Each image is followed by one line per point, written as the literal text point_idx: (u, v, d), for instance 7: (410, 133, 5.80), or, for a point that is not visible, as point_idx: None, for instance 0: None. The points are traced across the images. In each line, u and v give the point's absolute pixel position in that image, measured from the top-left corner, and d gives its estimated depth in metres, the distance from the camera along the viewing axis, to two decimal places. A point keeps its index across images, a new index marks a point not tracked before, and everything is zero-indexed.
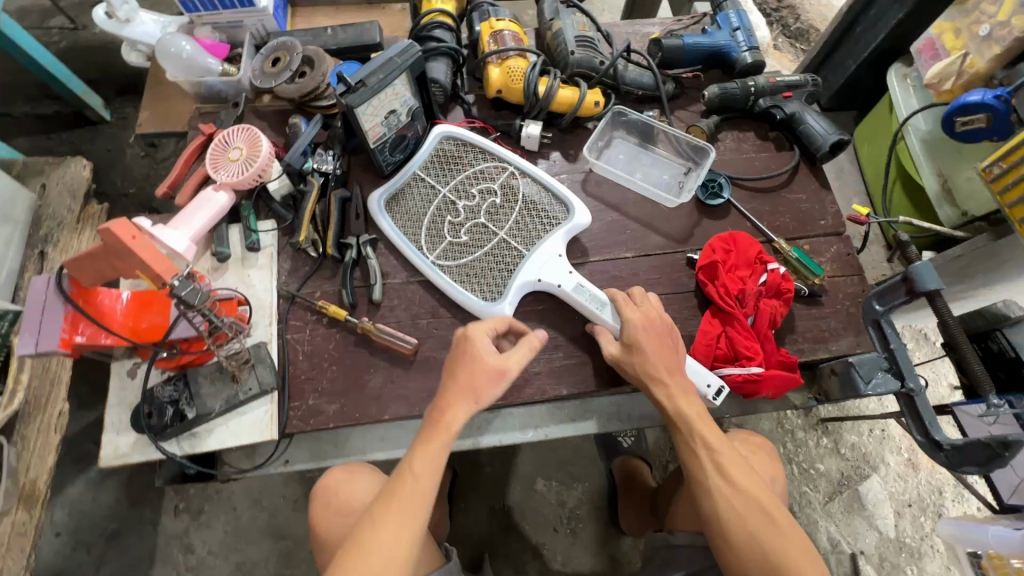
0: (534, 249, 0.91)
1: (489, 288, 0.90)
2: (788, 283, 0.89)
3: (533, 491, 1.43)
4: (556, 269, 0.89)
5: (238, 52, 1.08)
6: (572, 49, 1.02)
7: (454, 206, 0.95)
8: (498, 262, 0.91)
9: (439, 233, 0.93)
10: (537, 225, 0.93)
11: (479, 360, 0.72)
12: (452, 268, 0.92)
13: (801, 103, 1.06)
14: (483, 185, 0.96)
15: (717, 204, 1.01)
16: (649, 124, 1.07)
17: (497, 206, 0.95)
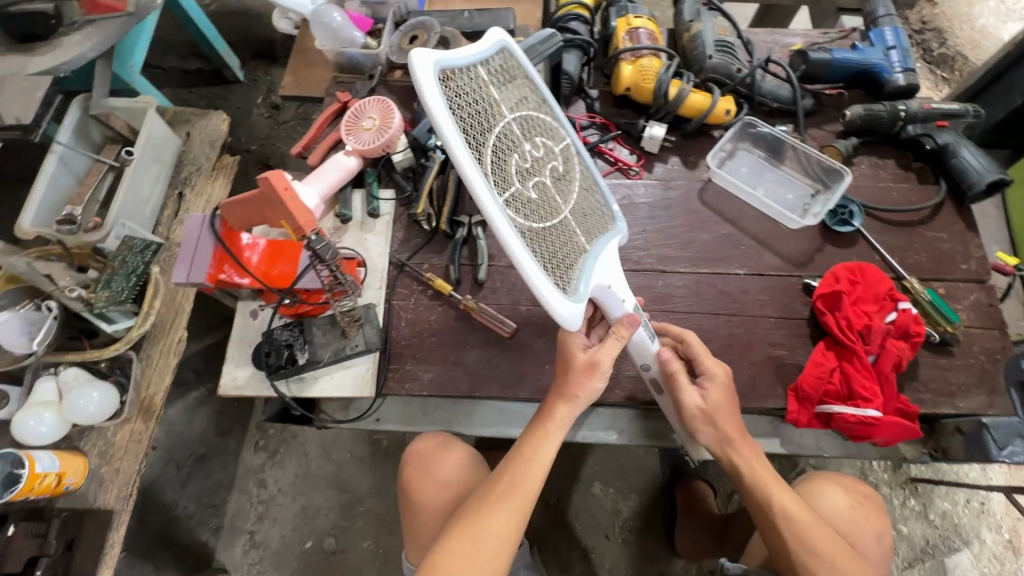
0: (596, 249, 0.72)
1: (557, 274, 0.65)
2: (921, 330, 0.82)
3: (588, 494, 1.42)
4: (619, 280, 0.73)
5: (379, 28, 1.14)
6: (710, 53, 1.00)
7: (525, 147, 0.66)
8: (559, 242, 0.67)
9: (506, 176, 0.62)
10: (591, 210, 0.75)
11: (596, 375, 0.72)
12: (524, 223, 0.62)
13: (957, 134, 0.97)
14: (544, 138, 0.70)
15: (845, 231, 0.95)
16: (779, 138, 1.02)
17: (560, 179, 0.71)
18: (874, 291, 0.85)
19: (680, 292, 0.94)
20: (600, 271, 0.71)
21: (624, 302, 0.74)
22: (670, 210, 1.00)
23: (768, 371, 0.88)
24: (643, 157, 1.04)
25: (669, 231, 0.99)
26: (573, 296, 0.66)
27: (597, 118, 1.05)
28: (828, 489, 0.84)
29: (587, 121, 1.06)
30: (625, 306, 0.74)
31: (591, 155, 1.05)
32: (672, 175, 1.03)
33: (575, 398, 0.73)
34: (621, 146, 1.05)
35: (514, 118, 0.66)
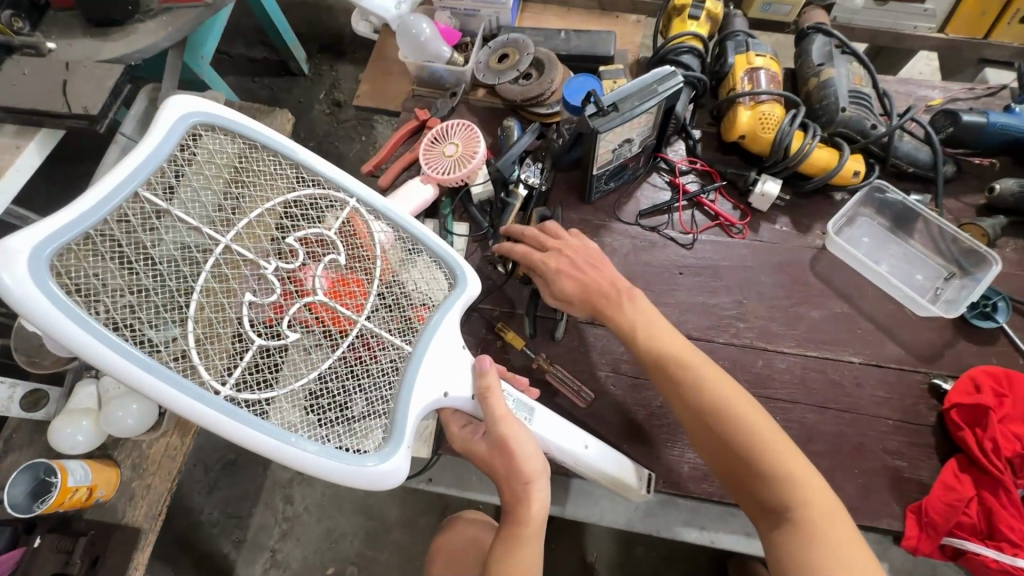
0: (421, 344, 0.57)
1: (360, 430, 0.52)
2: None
3: (630, 556, 1.32)
4: (456, 369, 0.59)
5: (467, 42, 1.05)
6: (844, 105, 0.87)
7: (259, 270, 0.48)
8: (371, 378, 0.54)
9: (238, 340, 0.46)
10: (413, 306, 0.59)
11: (512, 458, 0.63)
12: (285, 406, 0.49)
13: None
14: (310, 227, 0.52)
15: (986, 327, 0.82)
16: (913, 210, 0.89)
17: (339, 273, 0.53)
18: None
19: (782, 375, 0.82)
20: (431, 388, 0.57)
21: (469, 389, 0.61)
22: (776, 279, 0.89)
23: (883, 484, 0.76)
24: (747, 213, 0.93)
25: (774, 303, 0.87)
26: (388, 447, 0.52)
27: (699, 164, 0.95)
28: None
29: (687, 166, 0.95)
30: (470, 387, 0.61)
31: (689, 205, 0.94)
32: (781, 239, 0.91)
33: (531, 481, 0.65)
34: (724, 199, 0.94)
35: (246, 220, 0.48)
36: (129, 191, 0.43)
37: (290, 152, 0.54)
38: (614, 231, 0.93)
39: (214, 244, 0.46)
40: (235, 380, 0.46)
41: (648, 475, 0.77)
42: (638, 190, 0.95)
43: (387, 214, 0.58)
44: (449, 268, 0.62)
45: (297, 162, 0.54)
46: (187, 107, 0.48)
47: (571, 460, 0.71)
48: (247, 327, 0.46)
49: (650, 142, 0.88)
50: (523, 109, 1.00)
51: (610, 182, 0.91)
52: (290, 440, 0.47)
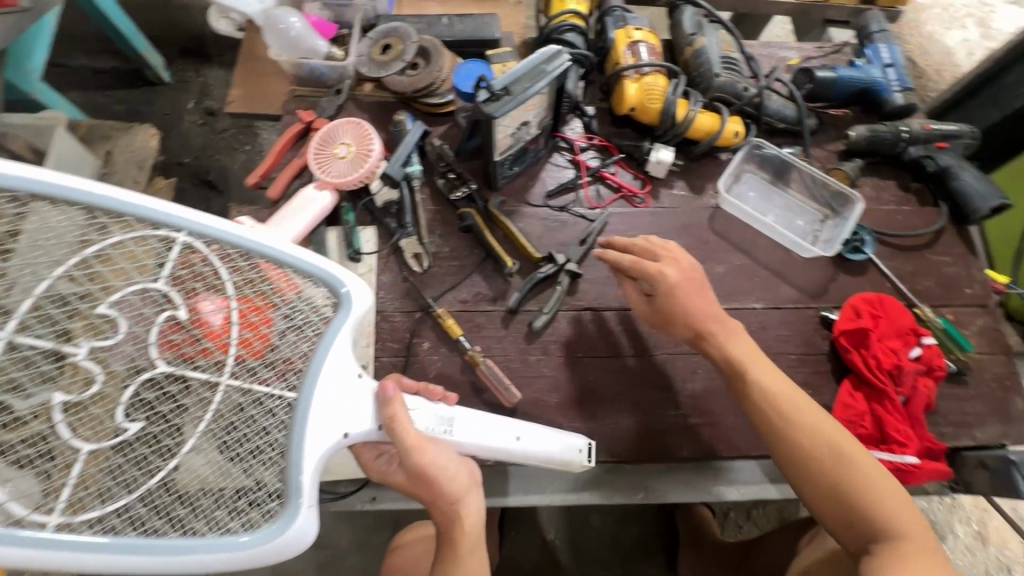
0: (309, 386, 0.55)
1: (248, 507, 0.51)
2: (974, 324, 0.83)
3: (587, 525, 1.37)
4: (357, 403, 0.59)
5: (345, 34, 0.99)
6: (718, 71, 0.93)
7: (68, 360, 0.41)
8: (246, 444, 0.51)
9: (60, 456, 0.42)
10: (290, 344, 0.55)
11: (434, 483, 0.64)
12: (141, 512, 0.46)
13: (956, 157, 0.97)
14: (131, 285, 0.45)
15: (857, 259, 0.92)
16: (786, 162, 0.97)
17: (185, 334, 0.47)
18: (898, 325, 0.83)
19: None
20: (324, 433, 0.56)
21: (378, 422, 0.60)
22: (681, 241, 0.93)
23: None
24: (647, 182, 0.96)
25: None
26: (285, 517, 0.52)
27: (597, 139, 0.97)
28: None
29: (586, 143, 0.97)
30: (374, 421, 0.60)
31: (592, 180, 0.96)
32: (680, 204, 0.96)
33: (460, 499, 0.66)
34: (625, 170, 0.97)
35: (30, 302, 0.40)
36: None
37: (79, 194, 0.44)
38: (525, 215, 0.93)
39: None
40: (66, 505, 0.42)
41: (587, 446, 0.77)
42: (543, 171, 0.96)
43: (230, 239, 0.51)
44: (328, 285, 0.57)
45: (87, 204, 0.45)
46: None
47: (504, 454, 0.73)
48: (74, 440, 0.42)
49: (547, 122, 0.88)
50: (415, 101, 0.96)
51: (515, 167, 0.91)
52: (156, 550, 0.45)
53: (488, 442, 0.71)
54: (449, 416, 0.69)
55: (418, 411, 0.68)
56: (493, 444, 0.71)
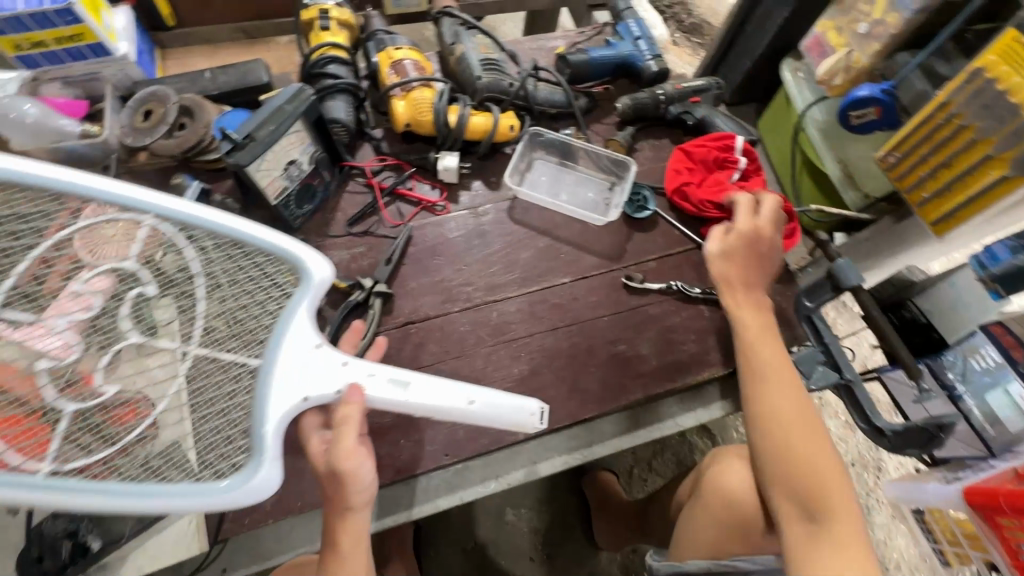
0: (271, 352, 0.60)
1: (215, 460, 0.55)
2: (794, 228, 0.99)
3: (503, 524, 1.37)
4: (319, 370, 0.62)
5: (100, 108, 0.95)
6: (479, 73, 0.98)
7: (45, 331, 0.46)
8: (215, 404, 0.56)
9: (41, 415, 0.45)
10: (250, 316, 0.59)
11: (343, 482, 0.61)
12: (122, 463, 0.50)
13: (709, 107, 1.09)
14: (101, 265, 0.50)
15: (645, 216, 1.00)
16: (567, 142, 1.05)
17: (150, 308, 0.53)
18: None
19: (515, 316, 0.92)
20: (283, 394, 0.60)
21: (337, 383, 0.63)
22: (486, 237, 0.97)
23: (614, 369, 0.90)
24: (444, 189, 1.00)
25: (491, 257, 0.96)
26: (252, 464, 0.57)
27: (388, 159, 0.99)
28: (734, 466, 0.82)
29: (377, 164, 0.99)
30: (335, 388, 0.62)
31: (391, 200, 0.98)
32: (479, 201, 1.00)
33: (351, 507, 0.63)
34: (421, 182, 1.00)
35: None
36: None
37: (40, 178, 0.47)
38: (329, 247, 0.93)
39: None
40: (53, 456, 0.46)
41: (540, 409, 0.73)
42: (340, 201, 0.97)
43: (199, 222, 0.54)
44: (292, 263, 0.61)
45: (60, 190, 0.48)
46: None
47: (457, 417, 0.68)
48: (49, 399, 0.46)
49: (320, 154, 0.90)
50: (192, 160, 0.94)
51: (304, 204, 0.90)
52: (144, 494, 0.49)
53: (439, 405, 0.66)
54: (404, 375, 0.65)
55: (377, 370, 0.64)
56: (443, 405, 0.67)
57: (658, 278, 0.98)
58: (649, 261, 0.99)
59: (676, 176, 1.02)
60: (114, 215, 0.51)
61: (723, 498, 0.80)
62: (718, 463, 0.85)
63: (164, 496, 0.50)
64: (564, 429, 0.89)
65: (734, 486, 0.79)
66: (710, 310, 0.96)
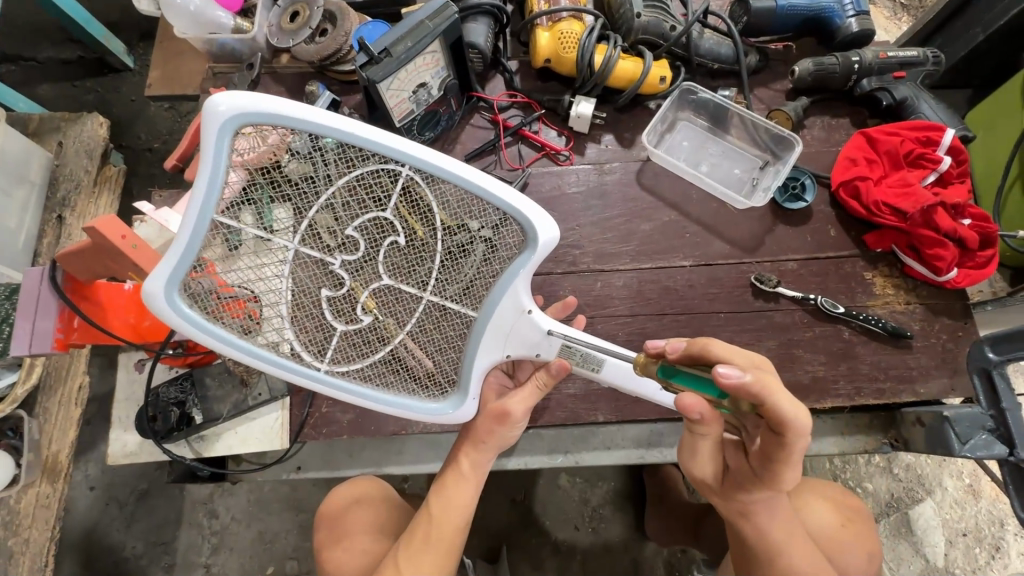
0: (487, 309, 0.58)
1: (434, 382, 0.60)
2: (992, 254, 0.79)
3: (556, 487, 1.36)
4: (521, 332, 0.60)
5: (253, 4, 0.96)
6: (639, 10, 0.86)
7: (327, 266, 0.51)
8: (440, 342, 0.59)
9: (322, 328, 0.53)
10: (475, 271, 0.57)
11: (507, 424, 0.63)
12: (370, 374, 0.57)
13: (915, 86, 0.87)
14: (366, 213, 0.51)
15: (797, 208, 0.86)
16: (722, 106, 0.90)
17: (402, 252, 0.53)
18: (902, 178, 0.81)
19: (620, 291, 0.84)
20: (489, 347, 0.60)
21: (542, 348, 0.62)
22: (606, 199, 0.88)
23: None
24: (571, 138, 0.91)
25: (607, 222, 0.87)
26: (459, 399, 0.61)
27: (518, 96, 0.92)
28: (815, 507, 0.76)
29: (506, 100, 0.92)
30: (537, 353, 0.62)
31: (513, 140, 0.92)
32: (606, 157, 0.91)
33: (497, 429, 0.64)
34: (548, 127, 0.92)
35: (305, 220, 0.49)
36: (206, 222, 0.47)
37: (323, 127, 0.47)
38: None
39: (282, 249, 0.49)
40: (329, 357, 0.55)
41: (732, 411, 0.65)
42: (461, 134, 0.92)
43: (445, 175, 0.51)
44: (521, 224, 0.55)
45: (343, 139, 0.48)
46: (227, 112, 0.44)
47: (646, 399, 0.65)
48: (329, 319, 0.53)
49: (451, 81, 0.84)
50: (327, 69, 0.93)
51: (426, 131, 0.87)
52: (382, 401, 0.58)
53: (636, 387, 0.63)
54: (608, 350, 0.61)
55: (577, 342, 0.62)
56: (641, 390, 0.63)
57: (797, 284, 0.84)
58: (789, 261, 0.85)
59: (848, 167, 0.85)
60: (377, 167, 0.50)
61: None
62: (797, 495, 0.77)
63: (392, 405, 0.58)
64: (648, 421, 0.82)
65: (811, 525, 0.73)
66: (852, 332, 0.81)
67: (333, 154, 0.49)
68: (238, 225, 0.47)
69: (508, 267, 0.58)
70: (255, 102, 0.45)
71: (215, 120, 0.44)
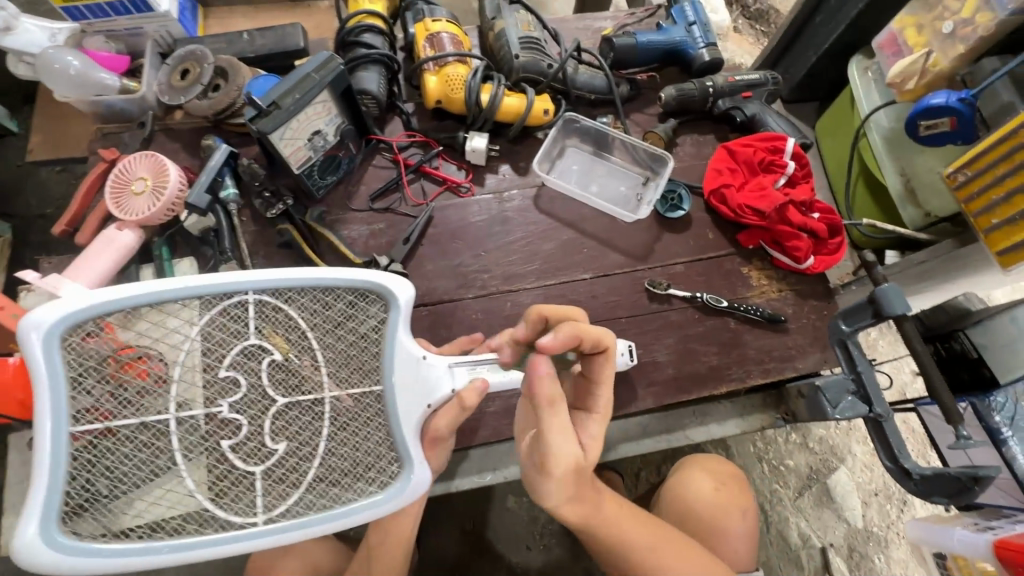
0: (387, 377, 0.63)
1: (378, 476, 0.60)
2: (840, 242, 0.92)
3: (504, 509, 1.37)
4: (427, 381, 0.64)
5: (140, 63, 0.96)
6: (517, 52, 0.94)
7: (215, 417, 0.54)
8: (363, 432, 0.61)
9: (239, 479, 0.55)
10: (359, 350, 0.63)
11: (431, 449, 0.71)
12: (311, 498, 0.56)
13: (761, 103, 1.01)
14: (233, 349, 0.56)
15: (677, 217, 0.95)
16: (603, 132, 1.00)
17: (286, 368, 0.58)
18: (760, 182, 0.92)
19: (530, 308, 0.90)
20: (409, 404, 0.63)
21: (456, 380, 0.67)
22: (509, 224, 0.94)
23: (627, 373, 0.87)
24: (471, 171, 0.97)
25: (511, 246, 0.93)
26: (408, 472, 0.60)
27: (416, 136, 0.97)
28: (699, 480, 0.85)
29: (405, 140, 0.97)
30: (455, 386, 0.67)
31: (415, 177, 0.96)
32: (505, 185, 0.97)
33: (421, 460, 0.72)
34: (448, 162, 0.98)
35: (175, 386, 0.53)
36: (63, 436, 0.49)
37: (158, 292, 0.53)
38: (349, 222, 0.92)
39: (163, 422, 0.52)
40: (261, 506, 0.54)
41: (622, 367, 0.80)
42: (364, 175, 0.96)
43: (290, 284, 0.57)
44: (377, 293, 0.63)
45: (185, 291, 0.54)
46: (45, 322, 0.48)
47: None
48: (240, 467, 0.54)
49: (347, 126, 0.88)
50: (224, 123, 0.94)
51: (327, 175, 0.90)
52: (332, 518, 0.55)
53: None
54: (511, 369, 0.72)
55: (476, 364, 0.70)
56: None
57: (685, 284, 0.93)
58: (677, 264, 0.94)
59: (716, 176, 0.96)
60: (223, 304, 0.56)
61: (681, 510, 0.84)
62: (684, 473, 0.87)
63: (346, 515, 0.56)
64: None
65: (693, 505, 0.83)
66: (737, 321, 0.91)
67: (193, 311, 0.56)
68: (100, 424, 0.50)
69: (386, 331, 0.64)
70: (72, 303, 0.50)
71: (34, 339, 0.48)
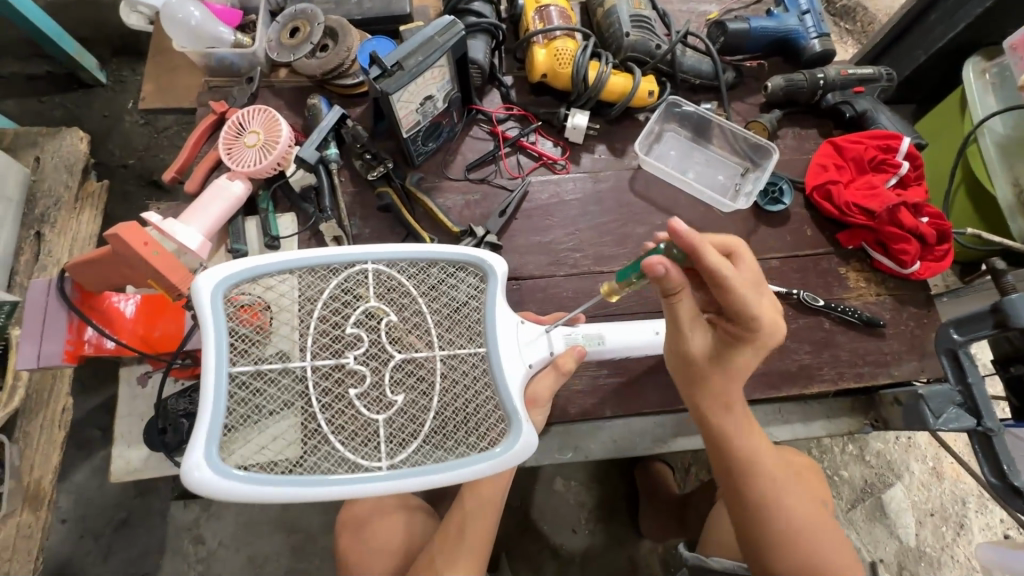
0: (491, 339, 0.61)
1: (485, 431, 0.58)
2: (948, 248, 0.88)
3: (552, 491, 1.38)
4: (529, 343, 0.65)
5: (251, 19, 0.98)
6: (627, 30, 0.93)
7: (343, 366, 0.52)
8: (472, 390, 0.59)
9: (364, 426, 0.53)
10: (466, 317, 0.61)
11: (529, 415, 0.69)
12: (429, 449, 0.54)
13: (872, 100, 0.98)
14: (356, 309, 0.55)
15: (777, 210, 0.93)
16: (705, 118, 0.98)
17: (402, 327, 0.57)
18: (870, 180, 0.89)
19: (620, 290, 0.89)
20: (514, 364, 0.62)
21: (552, 346, 0.68)
22: (603, 204, 0.93)
23: None
24: (568, 148, 0.96)
25: (603, 227, 0.92)
26: (514, 430, 0.57)
27: (515, 109, 0.96)
28: None
29: (504, 113, 0.96)
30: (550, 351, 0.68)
31: (512, 151, 0.96)
32: (600, 166, 0.96)
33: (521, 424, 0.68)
34: (544, 138, 0.97)
35: (309, 336, 0.52)
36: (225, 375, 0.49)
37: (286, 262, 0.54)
38: (445, 190, 0.93)
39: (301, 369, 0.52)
40: (385, 452, 0.52)
41: None
42: (461, 145, 0.96)
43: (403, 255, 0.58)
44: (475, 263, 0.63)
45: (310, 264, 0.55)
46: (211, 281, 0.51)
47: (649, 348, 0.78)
48: (366, 414, 0.52)
49: (454, 94, 0.88)
50: (328, 83, 0.95)
51: (429, 142, 0.90)
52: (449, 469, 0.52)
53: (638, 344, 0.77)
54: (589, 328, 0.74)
55: (572, 331, 0.72)
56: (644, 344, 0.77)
57: (780, 280, 0.91)
58: (772, 258, 0.92)
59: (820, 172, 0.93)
60: (347, 272, 0.56)
61: None
62: None
63: (466, 467, 0.53)
64: (651, 413, 0.86)
65: None
66: (832, 322, 0.88)
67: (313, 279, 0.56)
68: (252, 365, 0.51)
69: (485, 298, 0.62)
70: (228, 268, 0.52)
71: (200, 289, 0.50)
